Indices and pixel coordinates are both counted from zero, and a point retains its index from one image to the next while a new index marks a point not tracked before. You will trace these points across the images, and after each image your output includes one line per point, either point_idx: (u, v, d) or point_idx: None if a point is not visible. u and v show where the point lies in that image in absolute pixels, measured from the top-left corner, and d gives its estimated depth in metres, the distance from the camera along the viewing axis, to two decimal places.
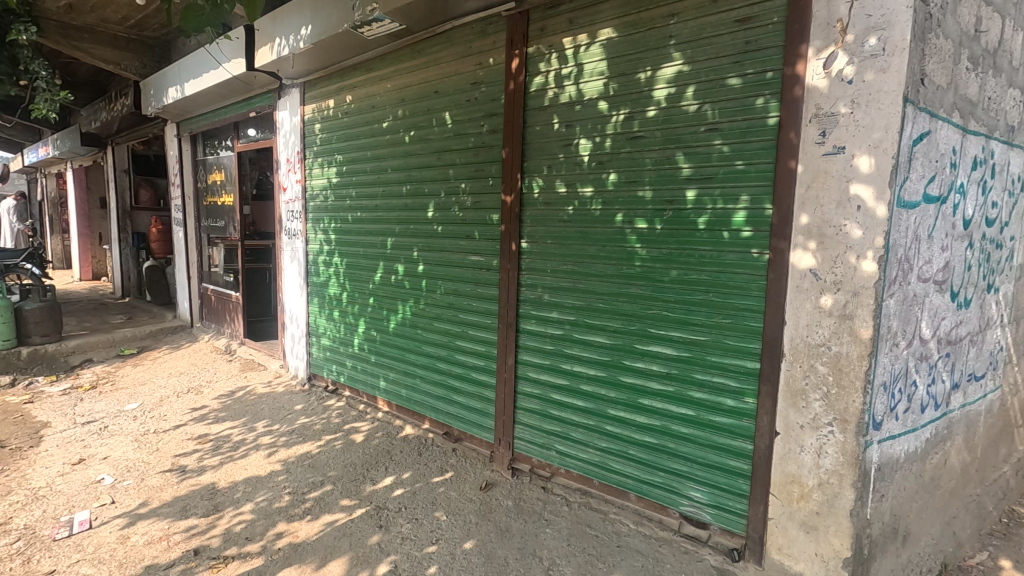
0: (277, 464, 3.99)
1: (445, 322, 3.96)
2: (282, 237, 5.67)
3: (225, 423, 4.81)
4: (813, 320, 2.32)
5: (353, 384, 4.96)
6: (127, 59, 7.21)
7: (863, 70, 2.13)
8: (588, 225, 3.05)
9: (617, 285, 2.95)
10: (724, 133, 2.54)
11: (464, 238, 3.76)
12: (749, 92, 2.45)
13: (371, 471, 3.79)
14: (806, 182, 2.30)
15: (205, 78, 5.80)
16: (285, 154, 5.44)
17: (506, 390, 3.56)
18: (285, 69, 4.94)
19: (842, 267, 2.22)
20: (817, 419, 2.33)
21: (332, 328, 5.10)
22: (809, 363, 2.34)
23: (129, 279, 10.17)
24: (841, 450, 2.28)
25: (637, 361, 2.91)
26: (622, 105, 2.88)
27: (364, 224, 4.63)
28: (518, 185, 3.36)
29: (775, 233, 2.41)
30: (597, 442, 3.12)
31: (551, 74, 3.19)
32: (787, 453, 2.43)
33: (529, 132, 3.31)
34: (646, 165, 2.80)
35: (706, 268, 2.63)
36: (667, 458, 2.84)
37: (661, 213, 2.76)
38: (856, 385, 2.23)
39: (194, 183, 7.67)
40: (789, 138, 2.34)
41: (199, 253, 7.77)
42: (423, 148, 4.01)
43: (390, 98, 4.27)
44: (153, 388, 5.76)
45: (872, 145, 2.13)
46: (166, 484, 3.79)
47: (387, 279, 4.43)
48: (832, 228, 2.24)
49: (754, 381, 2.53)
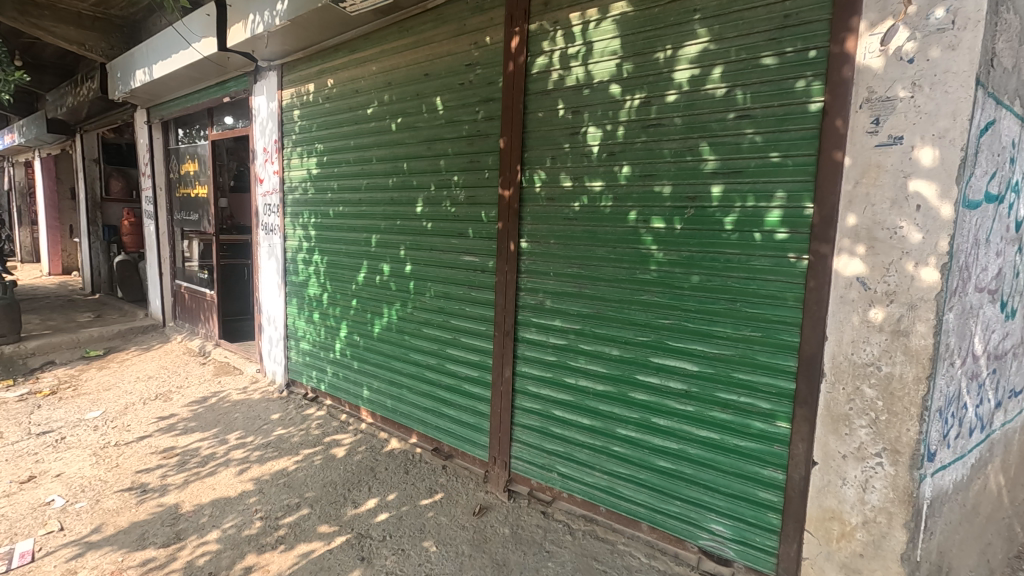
0: (249, 483, 3.62)
1: (434, 328, 3.61)
2: (259, 232, 5.27)
3: (194, 434, 4.42)
4: (860, 336, 2.03)
5: (334, 392, 4.60)
6: (92, 39, 6.73)
7: (927, 47, 1.83)
8: (597, 223, 2.73)
9: (629, 291, 2.63)
10: (757, 120, 2.22)
11: (456, 236, 3.42)
12: (787, 73, 2.14)
13: (353, 491, 3.44)
14: (854, 177, 2.00)
15: (174, 60, 5.35)
16: (262, 143, 5.05)
17: (502, 404, 3.23)
18: (261, 51, 4.53)
19: (897, 275, 1.93)
20: (863, 448, 2.04)
21: (312, 331, 4.73)
22: (854, 385, 2.06)
23: (100, 273, 9.68)
24: (892, 484, 1.99)
25: (651, 377, 2.60)
26: (638, 88, 2.56)
27: (347, 218, 4.25)
28: (517, 177, 3.03)
29: (816, 236, 2.10)
30: (604, 465, 2.81)
31: (556, 54, 2.85)
32: (826, 486, 2.14)
33: (529, 119, 2.98)
34: (665, 156, 2.48)
35: (732, 273, 2.32)
36: (684, 486, 2.54)
37: (681, 210, 2.44)
38: (911, 412, 1.94)
39: (166, 173, 7.21)
40: (836, 126, 2.04)
41: (173, 247, 7.33)
42: (411, 137, 3.65)
43: (375, 82, 3.89)
44: (119, 394, 5.34)
45: (936, 135, 1.83)
46: (123, 507, 3.41)
47: (371, 280, 4.07)
48: (886, 230, 1.95)
49: (788, 403, 2.23)
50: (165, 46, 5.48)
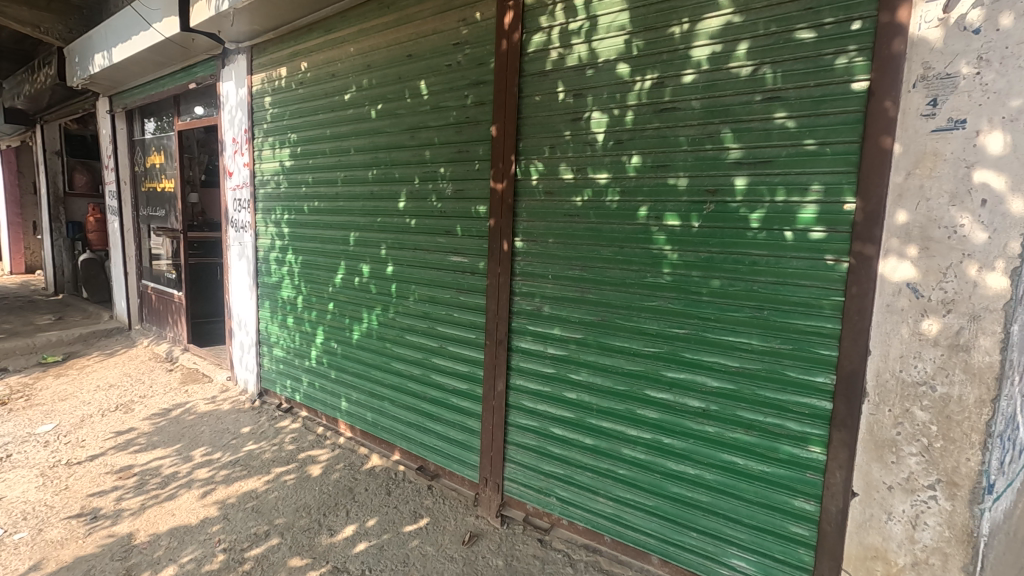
0: (213, 508, 3.27)
1: (419, 335, 3.29)
2: (228, 230, 4.89)
3: (155, 450, 4.03)
4: (911, 350, 1.77)
5: (310, 403, 4.26)
6: (48, 21, 6.30)
7: (997, 14, 1.55)
8: (603, 220, 2.43)
9: (638, 296, 2.34)
10: (789, 103, 1.94)
11: (442, 234, 3.11)
12: (825, 48, 1.87)
13: (330, 516, 3.11)
14: (906, 167, 1.73)
15: (134, 42, 4.94)
16: (231, 133, 4.68)
17: (493, 421, 2.92)
18: (228, 31, 4.15)
19: (956, 280, 1.67)
20: (913, 479, 1.78)
21: (285, 337, 4.37)
22: (902, 407, 1.79)
23: (64, 274, 9.17)
24: (947, 522, 1.73)
25: (663, 394, 2.31)
26: (649, 68, 2.26)
27: (323, 215, 3.90)
28: (511, 169, 2.72)
29: (859, 235, 1.83)
30: (609, 491, 2.52)
31: (555, 30, 2.55)
32: (868, 520, 1.88)
33: (525, 104, 2.67)
34: (680, 145, 2.19)
35: (759, 276, 2.04)
36: (701, 516, 2.26)
37: (699, 205, 2.16)
38: (972, 439, 1.68)
39: (131, 165, 6.76)
40: (883, 109, 1.77)
41: (139, 246, 6.88)
42: (392, 125, 3.32)
43: (353, 65, 3.54)
44: (75, 405, 4.91)
45: (1008, 118, 1.56)
46: (69, 538, 3.03)
47: (350, 282, 3.73)
48: (943, 229, 1.68)
49: (823, 426, 1.96)
50: (125, 27, 5.06)
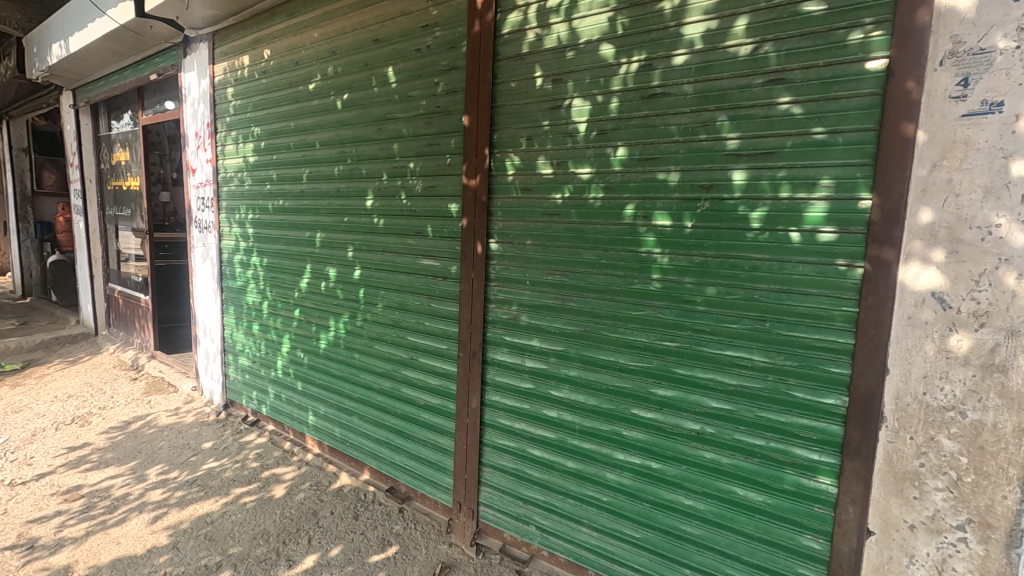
0: (163, 535, 2.98)
1: (388, 345, 3.02)
2: (192, 230, 4.59)
3: (108, 468, 3.73)
4: (937, 370, 1.53)
5: (277, 417, 3.98)
6: (5, 10, 5.97)
7: None
8: (584, 219, 2.18)
9: (624, 305, 2.09)
10: (794, 86, 1.70)
11: (413, 235, 2.85)
12: (837, 21, 1.62)
13: (290, 544, 2.83)
14: (930, 159, 1.50)
15: (90, 30, 4.63)
16: (194, 128, 4.38)
17: (468, 441, 2.66)
18: (187, 17, 3.86)
19: (990, 290, 1.43)
20: (939, 518, 1.55)
21: (251, 345, 4.08)
22: (927, 434, 1.55)
23: (32, 276, 8.80)
24: (980, 568, 1.50)
25: (651, 414, 2.07)
26: (637, 49, 2.01)
27: (288, 213, 3.62)
28: (485, 163, 2.47)
29: (875, 237, 1.59)
30: (593, 520, 2.27)
31: (532, 8, 2.29)
32: (886, 562, 1.64)
33: (499, 92, 2.41)
34: (672, 135, 1.94)
35: (760, 283, 1.79)
36: (695, 552, 2.02)
37: (693, 203, 1.91)
38: (1009, 475, 1.44)
39: (97, 162, 6.44)
40: (905, 90, 1.52)
41: (105, 247, 6.55)
42: (359, 117, 3.05)
43: (317, 51, 3.27)
44: (27, 418, 4.58)
45: None
46: None
47: (317, 286, 3.46)
48: (976, 229, 1.44)
49: (832, 454, 1.72)
50: (80, 15, 4.75)
